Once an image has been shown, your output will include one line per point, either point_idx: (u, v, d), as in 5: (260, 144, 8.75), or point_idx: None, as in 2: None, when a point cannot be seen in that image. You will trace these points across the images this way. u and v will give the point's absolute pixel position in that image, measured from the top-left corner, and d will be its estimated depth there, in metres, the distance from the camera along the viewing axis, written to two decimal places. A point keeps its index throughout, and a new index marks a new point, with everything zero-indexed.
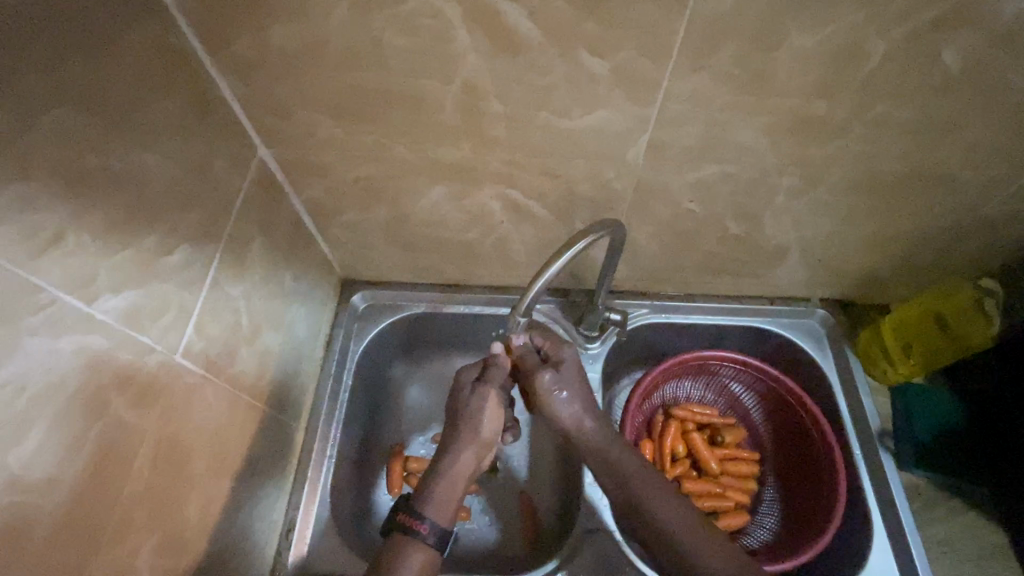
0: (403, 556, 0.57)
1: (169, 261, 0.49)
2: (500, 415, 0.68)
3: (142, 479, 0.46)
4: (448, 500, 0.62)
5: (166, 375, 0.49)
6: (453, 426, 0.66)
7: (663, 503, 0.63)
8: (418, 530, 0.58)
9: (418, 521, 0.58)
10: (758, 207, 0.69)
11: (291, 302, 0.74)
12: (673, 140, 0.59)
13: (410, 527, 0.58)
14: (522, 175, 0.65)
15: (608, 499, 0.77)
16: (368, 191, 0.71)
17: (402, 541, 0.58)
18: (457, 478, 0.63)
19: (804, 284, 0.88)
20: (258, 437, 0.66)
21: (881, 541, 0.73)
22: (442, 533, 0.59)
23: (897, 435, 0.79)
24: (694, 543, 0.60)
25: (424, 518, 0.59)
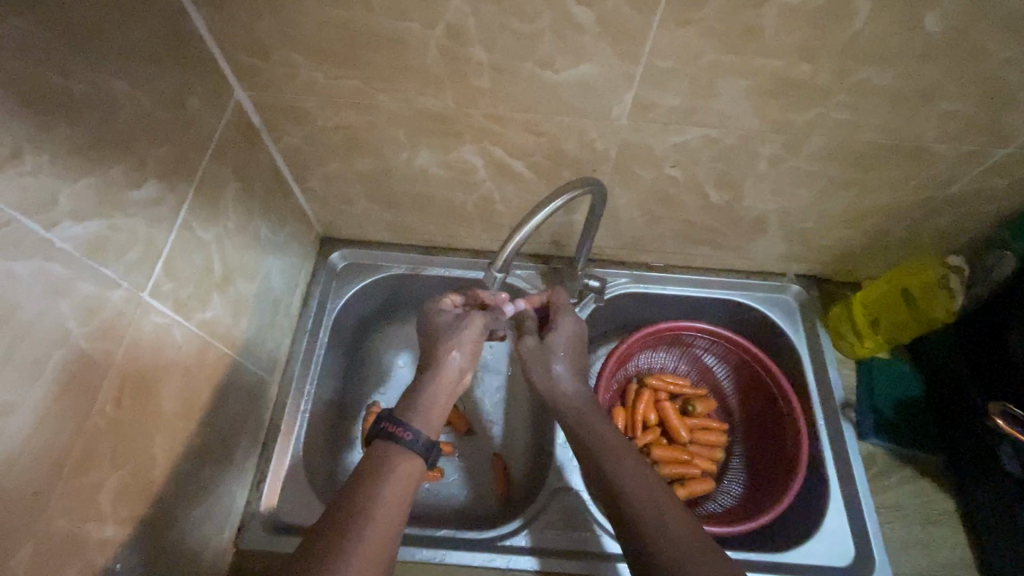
0: (389, 462, 0.58)
1: (137, 194, 0.47)
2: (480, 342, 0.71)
3: (106, 412, 0.46)
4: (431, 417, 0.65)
5: (131, 312, 0.48)
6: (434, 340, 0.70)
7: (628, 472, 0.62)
8: (403, 437, 0.60)
9: (404, 428, 0.61)
10: (740, 173, 0.69)
11: (267, 253, 0.73)
12: (658, 99, 0.59)
13: (396, 434, 0.60)
14: (507, 131, 0.65)
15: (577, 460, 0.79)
16: (348, 141, 0.69)
17: (389, 447, 0.60)
18: (438, 392, 0.66)
19: (779, 258, 0.89)
20: (229, 384, 0.66)
21: (836, 504, 0.76)
22: (428, 440, 0.61)
23: (859, 406, 0.82)
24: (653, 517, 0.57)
25: (408, 427, 0.61)
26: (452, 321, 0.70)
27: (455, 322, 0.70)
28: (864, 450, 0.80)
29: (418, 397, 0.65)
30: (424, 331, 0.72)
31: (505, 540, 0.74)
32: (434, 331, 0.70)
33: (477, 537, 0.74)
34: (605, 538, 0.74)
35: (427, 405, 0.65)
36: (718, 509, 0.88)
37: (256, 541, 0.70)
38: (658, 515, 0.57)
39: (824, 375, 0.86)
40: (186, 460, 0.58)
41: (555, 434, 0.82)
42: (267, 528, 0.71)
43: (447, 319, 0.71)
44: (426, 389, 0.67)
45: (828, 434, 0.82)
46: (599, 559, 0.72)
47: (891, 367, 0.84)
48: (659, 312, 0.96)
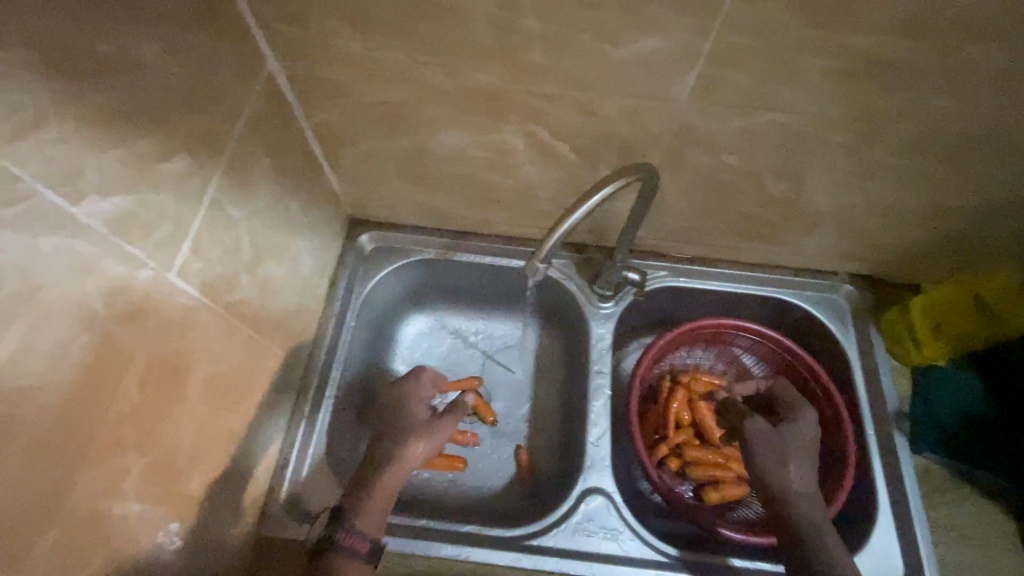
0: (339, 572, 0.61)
1: (167, 169, 0.45)
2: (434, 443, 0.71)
3: (130, 398, 0.43)
4: (376, 514, 0.65)
5: (157, 294, 0.45)
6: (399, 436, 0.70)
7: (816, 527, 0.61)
8: (354, 548, 0.62)
9: (356, 538, 0.62)
10: (804, 163, 0.64)
11: (296, 234, 0.70)
12: (725, 79, 0.54)
13: (348, 544, 0.62)
14: (554, 111, 0.60)
15: (610, 459, 0.75)
16: (384, 118, 0.65)
17: (338, 556, 0.62)
18: (388, 492, 0.66)
19: (832, 255, 0.84)
20: (257, 369, 0.64)
21: (885, 519, 0.72)
22: (376, 545, 0.63)
23: (914, 415, 0.77)
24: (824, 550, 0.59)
25: (360, 538, 0.62)
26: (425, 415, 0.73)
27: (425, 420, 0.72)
28: (918, 464, 0.75)
29: (371, 493, 0.66)
30: (395, 402, 0.75)
31: (532, 539, 0.71)
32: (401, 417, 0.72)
33: (504, 534, 0.71)
34: (637, 543, 0.71)
35: (375, 501, 0.66)
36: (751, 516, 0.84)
37: (280, 528, 0.69)
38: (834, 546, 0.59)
39: (877, 382, 0.80)
40: (213, 447, 0.56)
41: (587, 431, 0.78)
42: (292, 515, 0.70)
43: (421, 409, 0.74)
44: (375, 490, 0.66)
45: (879, 445, 0.77)
46: (631, 565, 0.69)
47: (948, 378, 0.78)
48: (698, 308, 0.91)
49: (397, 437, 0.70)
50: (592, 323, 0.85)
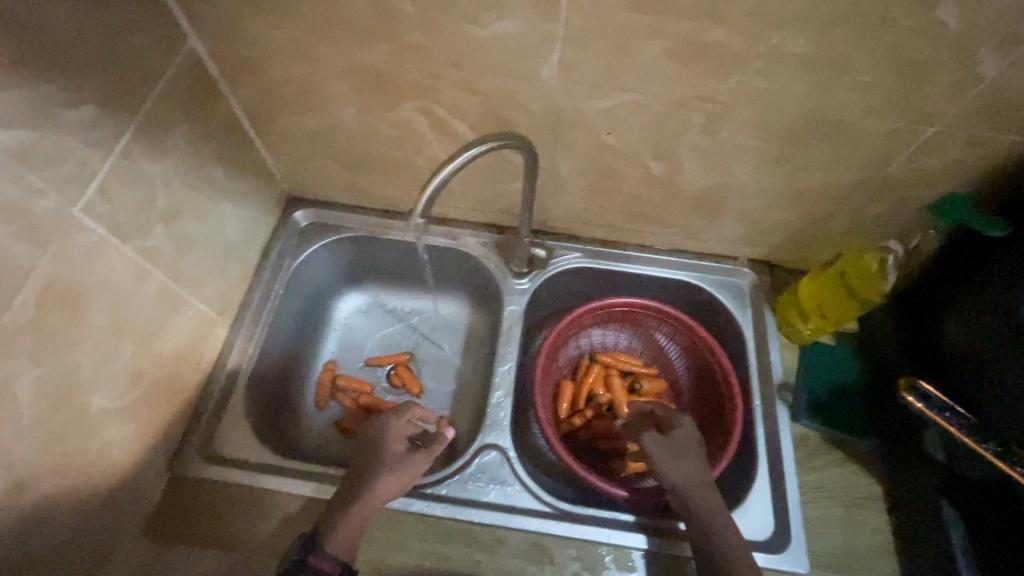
0: None
1: (74, 116, 0.51)
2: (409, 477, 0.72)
3: (24, 309, 0.49)
4: (348, 535, 0.67)
5: (59, 222, 0.52)
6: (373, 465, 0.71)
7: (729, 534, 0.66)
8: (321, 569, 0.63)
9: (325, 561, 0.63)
10: (675, 142, 0.71)
11: (221, 199, 0.77)
12: (581, 61, 0.61)
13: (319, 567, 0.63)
14: (443, 89, 0.67)
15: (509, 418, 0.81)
16: (299, 95, 0.72)
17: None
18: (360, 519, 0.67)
19: (730, 240, 0.90)
20: (172, 316, 0.70)
21: (762, 479, 0.77)
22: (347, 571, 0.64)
23: (795, 389, 0.83)
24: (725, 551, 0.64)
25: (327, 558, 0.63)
26: (401, 452, 0.73)
27: (400, 456, 0.73)
28: (796, 431, 0.80)
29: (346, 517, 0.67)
30: (374, 442, 0.75)
31: (427, 488, 0.75)
32: (377, 455, 0.73)
33: None
34: (526, 494, 0.75)
35: (350, 527, 0.67)
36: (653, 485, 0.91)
37: (194, 470, 0.73)
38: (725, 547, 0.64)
39: (765, 357, 0.86)
40: (117, 377, 0.62)
41: (492, 393, 0.83)
42: (207, 459, 0.74)
43: (397, 448, 0.74)
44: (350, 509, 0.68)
45: (762, 413, 0.82)
46: (516, 513, 0.74)
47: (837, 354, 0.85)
48: (611, 289, 0.98)
49: (371, 466, 0.72)
50: (507, 297, 0.91)
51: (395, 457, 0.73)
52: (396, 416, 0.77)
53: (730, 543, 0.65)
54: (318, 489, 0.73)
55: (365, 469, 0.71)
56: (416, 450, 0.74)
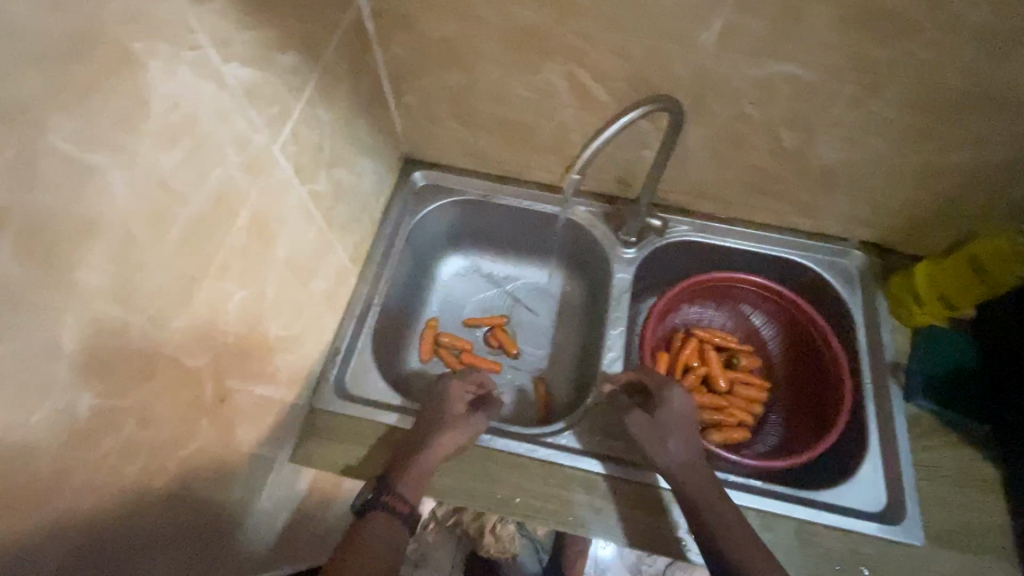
0: (384, 530, 0.67)
1: (283, 60, 0.56)
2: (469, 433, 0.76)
3: (239, 235, 0.54)
4: (417, 481, 0.71)
5: (266, 159, 0.56)
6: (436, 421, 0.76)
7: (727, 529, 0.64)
8: (397, 509, 0.68)
9: (402, 501, 0.69)
10: (817, 114, 0.71)
11: (364, 154, 0.82)
12: (745, 26, 0.62)
13: (394, 507, 0.68)
14: (594, 52, 0.70)
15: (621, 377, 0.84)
16: (448, 54, 0.76)
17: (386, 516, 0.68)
18: (426, 468, 0.71)
19: (845, 219, 0.90)
20: (324, 259, 0.75)
21: (874, 454, 0.79)
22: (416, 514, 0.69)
23: (909, 367, 0.83)
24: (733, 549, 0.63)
25: (402, 498, 0.69)
26: (462, 411, 0.79)
27: (462, 414, 0.78)
28: (909, 411, 0.81)
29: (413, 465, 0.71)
30: (436, 400, 0.80)
31: (547, 437, 0.80)
32: (438, 413, 0.78)
33: (521, 431, 0.80)
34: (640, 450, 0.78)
35: (418, 474, 0.71)
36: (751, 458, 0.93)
37: (328, 404, 0.79)
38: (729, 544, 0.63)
39: (876, 338, 0.87)
40: (285, 309, 0.67)
41: (605, 354, 0.87)
42: (339, 394, 0.80)
43: (457, 407, 0.79)
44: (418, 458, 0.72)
45: (872, 391, 0.83)
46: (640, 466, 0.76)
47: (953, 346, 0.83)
48: (713, 264, 0.99)
49: (436, 422, 0.76)
50: (615, 266, 0.94)
51: (457, 415, 0.78)
52: (456, 381, 0.82)
53: (726, 530, 0.64)
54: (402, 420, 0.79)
55: (431, 423, 0.76)
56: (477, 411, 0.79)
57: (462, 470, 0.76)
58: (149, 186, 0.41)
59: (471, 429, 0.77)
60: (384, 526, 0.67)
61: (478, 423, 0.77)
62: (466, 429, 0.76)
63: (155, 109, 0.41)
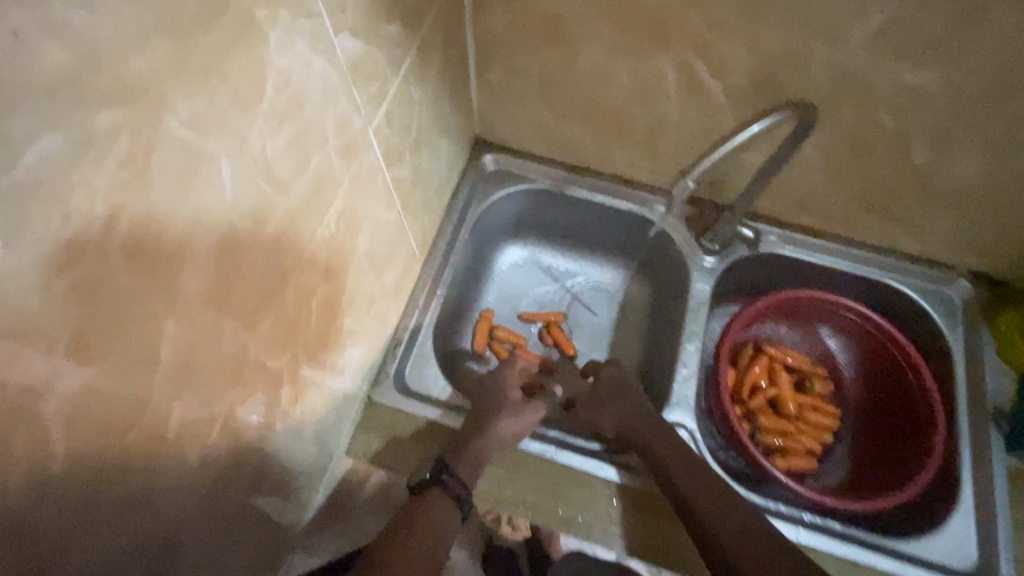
0: (433, 513, 0.63)
1: (389, 31, 0.50)
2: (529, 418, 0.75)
3: (329, 225, 0.49)
4: (476, 463, 0.69)
5: (361, 141, 0.51)
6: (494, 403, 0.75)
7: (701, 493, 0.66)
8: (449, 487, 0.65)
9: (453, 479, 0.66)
10: (964, 131, 0.63)
11: (443, 134, 0.75)
12: (908, 25, 0.54)
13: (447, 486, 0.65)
14: (721, 42, 0.62)
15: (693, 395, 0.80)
16: (549, 31, 0.68)
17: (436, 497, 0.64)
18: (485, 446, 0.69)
19: (957, 246, 0.82)
20: (397, 247, 0.70)
21: (966, 507, 0.73)
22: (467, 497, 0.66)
23: (1014, 417, 0.76)
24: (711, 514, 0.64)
25: (455, 478, 0.66)
26: (519, 397, 0.78)
27: (519, 400, 0.77)
28: (1010, 463, 0.75)
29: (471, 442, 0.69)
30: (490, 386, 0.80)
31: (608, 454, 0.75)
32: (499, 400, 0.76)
33: (584, 445, 0.76)
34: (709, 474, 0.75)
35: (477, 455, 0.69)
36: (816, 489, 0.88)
37: (387, 397, 0.76)
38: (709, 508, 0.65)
39: (978, 379, 0.80)
40: (359, 300, 0.63)
41: (678, 369, 0.82)
42: (399, 388, 0.77)
43: (514, 393, 0.79)
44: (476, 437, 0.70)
45: (970, 437, 0.77)
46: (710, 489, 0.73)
47: None
48: (796, 280, 0.92)
49: (495, 406, 0.75)
50: (694, 275, 0.87)
51: (515, 400, 0.77)
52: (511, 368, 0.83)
53: (720, 525, 0.63)
54: (450, 417, 0.75)
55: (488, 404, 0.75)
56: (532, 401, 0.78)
57: (523, 481, 0.72)
58: (254, 176, 0.36)
59: (532, 415, 0.75)
60: (434, 509, 0.63)
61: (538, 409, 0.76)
62: (527, 413, 0.75)
63: (269, 88, 0.35)
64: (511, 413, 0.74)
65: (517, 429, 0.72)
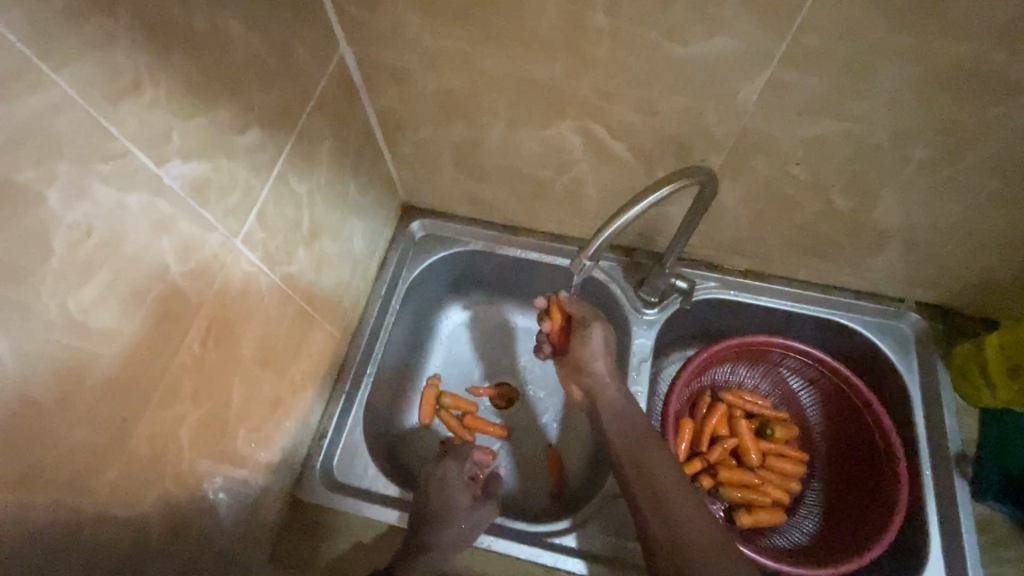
0: None
1: (241, 140, 0.48)
2: (474, 527, 0.69)
3: (192, 351, 0.47)
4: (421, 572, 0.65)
5: (224, 255, 0.48)
6: (439, 513, 0.68)
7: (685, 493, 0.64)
8: None
9: None
10: (876, 179, 0.60)
11: (352, 214, 0.73)
12: (794, 85, 0.52)
13: None
14: (614, 108, 0.60)
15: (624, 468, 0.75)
16: (445, 106, 0.66)
17: None
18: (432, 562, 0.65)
19: (901, 280, 0.78)
20: (305, 339, 0.67)
21: (936, 566, 0.68)
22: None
23: (979, 461, 0.72)
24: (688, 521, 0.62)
25: None
26: (468, 502, 0.71)
27: (468, 507, 0.70)
28: (979, 513, 0.70)
29: (416, 559, 0.65)
30: (435, 488, 0.72)
31: (552, 537, 0.73)
32: (446, 507, 0.69)
33: (526, 529, 0.73)
34: None
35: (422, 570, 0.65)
36: (785, 544, 0.83)
37: (313, 495, 0.72)
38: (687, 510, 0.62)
39: (938, 421, 0.75)
40: (258, 408, 0.60)
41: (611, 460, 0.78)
42: (325, 483, 0.73)
43: (462, 494, 0.72)
44: (423, 555, 0.65)
45: (934, 487, 0.72)
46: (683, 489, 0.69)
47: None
48: (744, 323, 0.89)
49: (440, 515, 0.68)
50: (635, 329, 0.83)
51: (463, 508, 0.70)
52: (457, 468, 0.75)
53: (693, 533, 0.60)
54: (383, 510, 0.71)
55: (432, 514, 0.68)
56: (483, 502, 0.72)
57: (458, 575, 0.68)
58: (53, 337, 0.34)
59: (481, 521, 0.70)
60: None
61: (485, 521, 0.70)
62: (472, 522, 0.69)
63: (58, 243, 0.33)
64: (457, 523, 0.68)
65: (462, 543, 0.68)
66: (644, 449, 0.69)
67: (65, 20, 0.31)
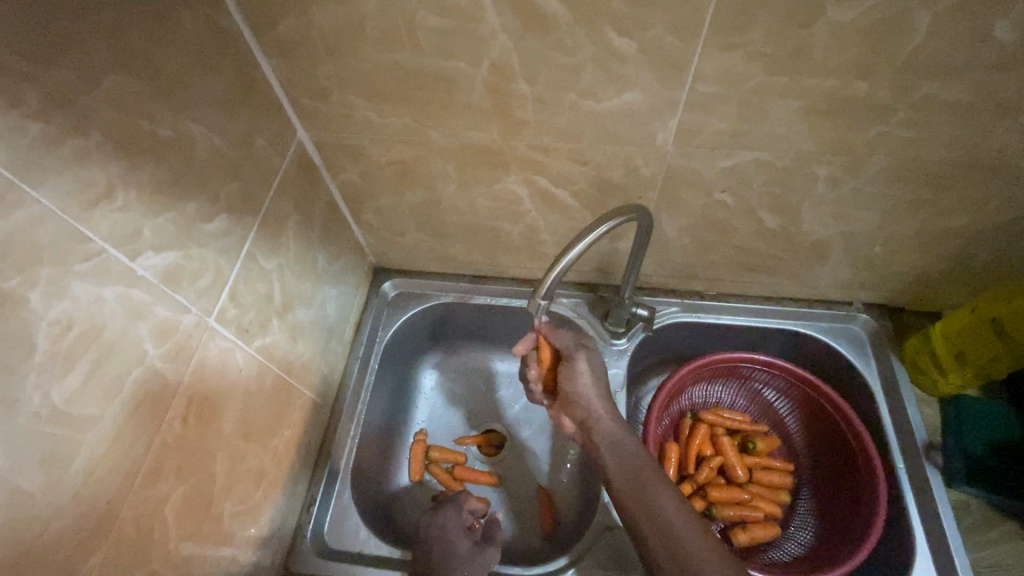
0: None
1: (208, 228, 0.52)
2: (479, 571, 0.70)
3: (174, 429, 0.49)
4: None
5: (199, 335, 0.52)
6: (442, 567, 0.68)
7: (696, 533, 0.65)
8: None
9: None
10: (794, 197, 0.67)
11: (322, 283, 0.77)
12: (701, 125, 0.58)
13: None
14: (552, 161, 0.66)
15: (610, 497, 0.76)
16: (400, 175, 0.72)
17: None
18: None
19: (845, 285, 0.84)
20: (286, 408, 0.69)
21: (924, 559, 0.69)
22: None
23: (946, 449, 0.74)
24: (703, 551, 0.63)
25: None
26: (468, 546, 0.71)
27: (469, 551, 0.71)
28: (955, 498, 0.73)
29: None
30: (435, 539, 0.72)
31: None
32: (449, 558, 0.69)
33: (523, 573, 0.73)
34: None
35: None
36: (783, 558, 0.83)
37: (306, 565, 0.72)
38: (698, 542, 0.64)
39: (902, 413, 0.79)
40: (242, 481, 0.61)
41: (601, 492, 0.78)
42: (317, 553, 0.73)
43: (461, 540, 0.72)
44: None
45: (910, 479, 0.74)
46: None
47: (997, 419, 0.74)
48: (711, 342, 0.93)
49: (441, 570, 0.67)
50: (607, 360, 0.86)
51: (464, 552, 0.70)
52: (452, 509, 0.75)
53: (708, 564, 0.62)
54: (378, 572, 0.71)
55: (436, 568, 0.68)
56: (485, 543, 0.73)
57: None
58: (38, 428, 0.37)
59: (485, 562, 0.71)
60: None
61: (490, 561, 0.71)
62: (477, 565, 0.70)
63: (41, 339, 0.36)
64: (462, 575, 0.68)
65: None
66: (648, 483, 0.70)
67: (43, 146, 0.36)
